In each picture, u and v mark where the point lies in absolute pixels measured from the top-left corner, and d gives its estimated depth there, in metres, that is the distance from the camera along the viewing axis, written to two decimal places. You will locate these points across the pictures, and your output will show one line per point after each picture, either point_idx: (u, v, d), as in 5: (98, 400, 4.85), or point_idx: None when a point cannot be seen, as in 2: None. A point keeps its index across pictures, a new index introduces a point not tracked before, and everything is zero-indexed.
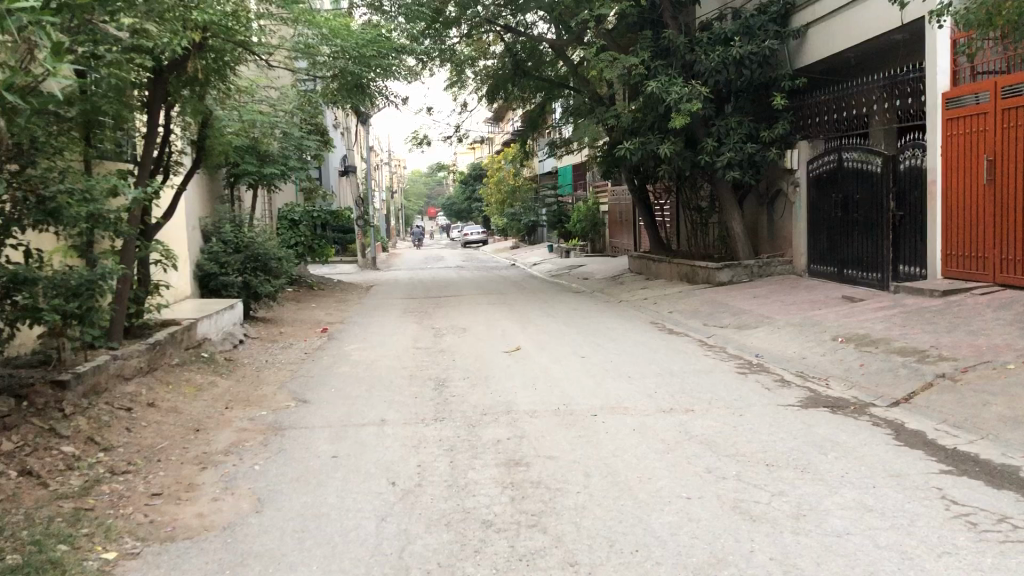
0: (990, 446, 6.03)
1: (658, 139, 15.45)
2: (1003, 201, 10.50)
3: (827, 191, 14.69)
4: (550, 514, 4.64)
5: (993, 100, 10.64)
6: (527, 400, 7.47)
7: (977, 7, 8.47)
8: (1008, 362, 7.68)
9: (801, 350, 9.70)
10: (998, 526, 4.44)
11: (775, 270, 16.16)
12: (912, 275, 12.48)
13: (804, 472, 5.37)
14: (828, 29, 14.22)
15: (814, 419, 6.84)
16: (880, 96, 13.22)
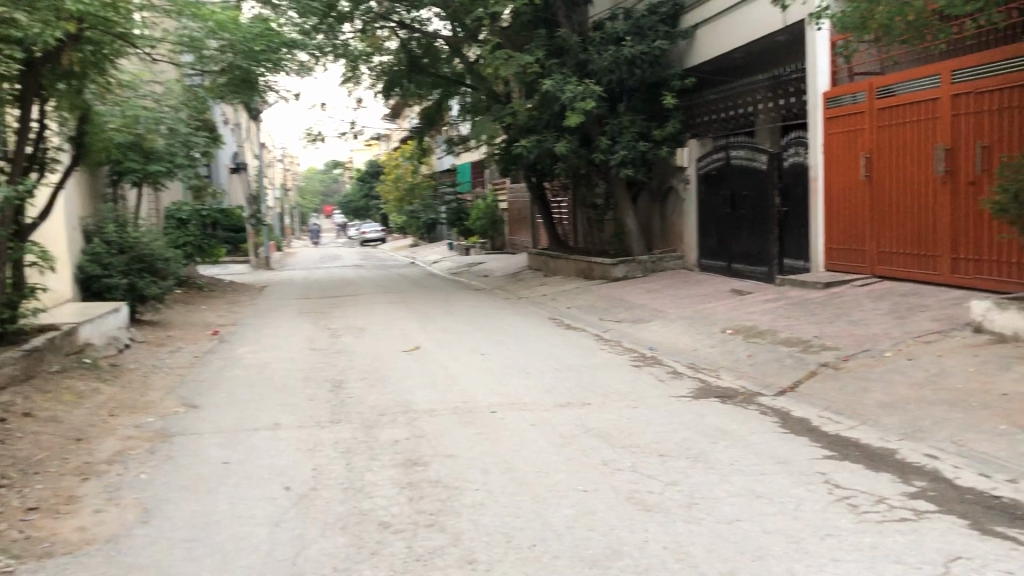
0: (870, 430, 6.32)
1: (554, 137, 15.58)
2: (882, 195, 11.00)
3: (717, 188, 15.14)
4: (449, 512, 4.63)
5: (869, 100, 11.13)
6: (425, 399, 7.42)
7: (851, 11, 8.90)
8: (885, 350, 8.06)
9: (693, 343, 9.96)
10: (877, 507, 4.65)
11: (668, 265, 16.55)
12: (796, 269, 12.98)
13: (697, 462, 5.51)
14: (716, 30, 14.68)
15: (705, 409, 7.04)
16: (765, 96, 13.71)
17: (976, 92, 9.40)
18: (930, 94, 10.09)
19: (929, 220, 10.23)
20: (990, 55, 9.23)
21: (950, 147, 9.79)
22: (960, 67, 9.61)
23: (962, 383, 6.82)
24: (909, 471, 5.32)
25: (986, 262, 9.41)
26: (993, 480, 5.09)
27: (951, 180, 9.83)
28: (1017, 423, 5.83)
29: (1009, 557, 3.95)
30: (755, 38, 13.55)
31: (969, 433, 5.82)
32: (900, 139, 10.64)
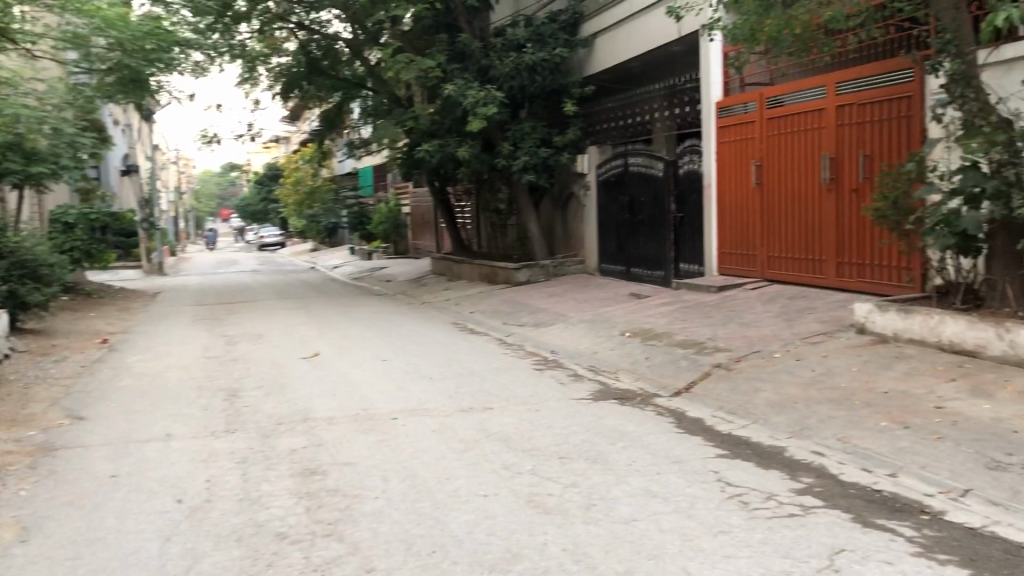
0: (760, 429, 6.54)
1: (456, 141, 15.58)
2: (772, 202, 11.39)
3: (616, 194, 15.42)
4: (347, 521, 4.57)
5: (759, 110, 11.53)
6: (325, 406, 7.31)
7: (741, 23, 9.18)
8: (775, 351, 8.36)
9: (592, 346, 10.10)
10: (766, 504, 4.81)
11: (569, 269, 16.75)
12: (692, 273, 13.34)
13: (595, 464, 5.59)
14: (614, 39, 14.98)
15: (604, 411, 7.16)
16: (662, 105, 14.05)
17: (859, 104, 9.83)
18: (816, 105, 10.51)
19: (816, 226, 10.64)
20: (871, 69, 9.67)
21: (835, 155, 10.20)
22: (844, 79, 10.03)
23: (846, 382, 7.13)
24: (797, 468, 5.53)
25: (868, 266, 9.84)
26: (874, 474, 5.34)
27: (836, 188, 10.23)
28: (896, 419, 6.13)
29: (889, 548, 4.14)
30: (651, 48, 13.87)
31: (852, 430, 6.08)
32: (789, 147, 11.04)
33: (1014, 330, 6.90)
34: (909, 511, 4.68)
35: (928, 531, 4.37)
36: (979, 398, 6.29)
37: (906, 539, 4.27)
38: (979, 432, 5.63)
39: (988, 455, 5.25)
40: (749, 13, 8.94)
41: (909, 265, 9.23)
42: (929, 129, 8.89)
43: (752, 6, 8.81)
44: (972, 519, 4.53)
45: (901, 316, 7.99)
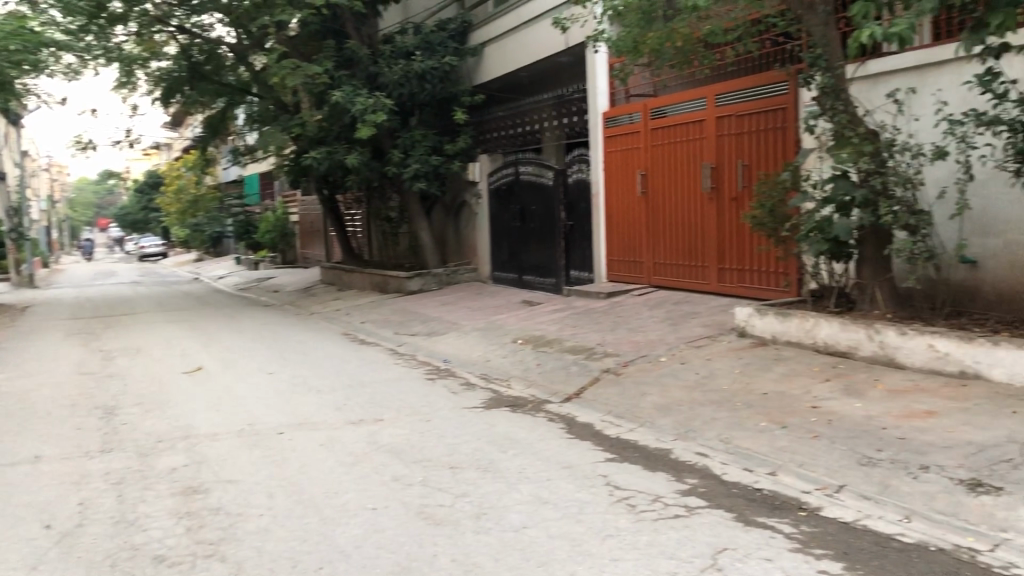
0: (647, 432, 6.67)
1: (345, 149, 15.36)
2: (657, 210, 11.68)
3: (507, 202, 15.51)
4: (230, 540, 4.43)
5: (644, 120, 11.82)
6: (208, 423, 7.06)
7: (624, 35, 9.41)
8: (661, 356, 8.55)
9: (485, 353, 10.12)
10: (653, 506, 4.91)
11: (462, 277, 16.74)
12: (582, 280, 13.52)
13: (487, 472, 5.58)
14: (503, 48, 15.11)
15: (495, 419, 7.15)
16: (550, 115, 14.22)
17: (737, 115, 10.18)
18: (697, 116, 10.84)
19: (699, 234, 10.95)
20: (748, 82, 10.04)
21: (716, 165, 10.53)
22: (723, 92, 10.38)
23: (728, 384, 7.36)
24: (682, 469, 5.67)
25: (748, 272, 10.18)
26: (755, 473, 5.52)
27: (717, 196, 10.56)
28: (775, 419, 6.35)
29: (769, 545, 4.28)
30: (538, 58, 14.06)
31: (734, 431, 6.27)
32: (672, 157, 11.35)
33: (882, 331, 7.25)
34: (787, 508, 4.85)
35: (805, 528, 4.54)
36: (851, 397, 6.57)
37: (785, 536, 4.42)
38: (852, 430, 5.88)
39: (860, 451, 5.49)
40: (632, 25, 9.17)
41: (786, 270, 9.61)
42: (802, 140, 9.27)
43: (635, 18, 9.03)
44: (845, 514, 4.73)
45: (779, 320, 8.30)
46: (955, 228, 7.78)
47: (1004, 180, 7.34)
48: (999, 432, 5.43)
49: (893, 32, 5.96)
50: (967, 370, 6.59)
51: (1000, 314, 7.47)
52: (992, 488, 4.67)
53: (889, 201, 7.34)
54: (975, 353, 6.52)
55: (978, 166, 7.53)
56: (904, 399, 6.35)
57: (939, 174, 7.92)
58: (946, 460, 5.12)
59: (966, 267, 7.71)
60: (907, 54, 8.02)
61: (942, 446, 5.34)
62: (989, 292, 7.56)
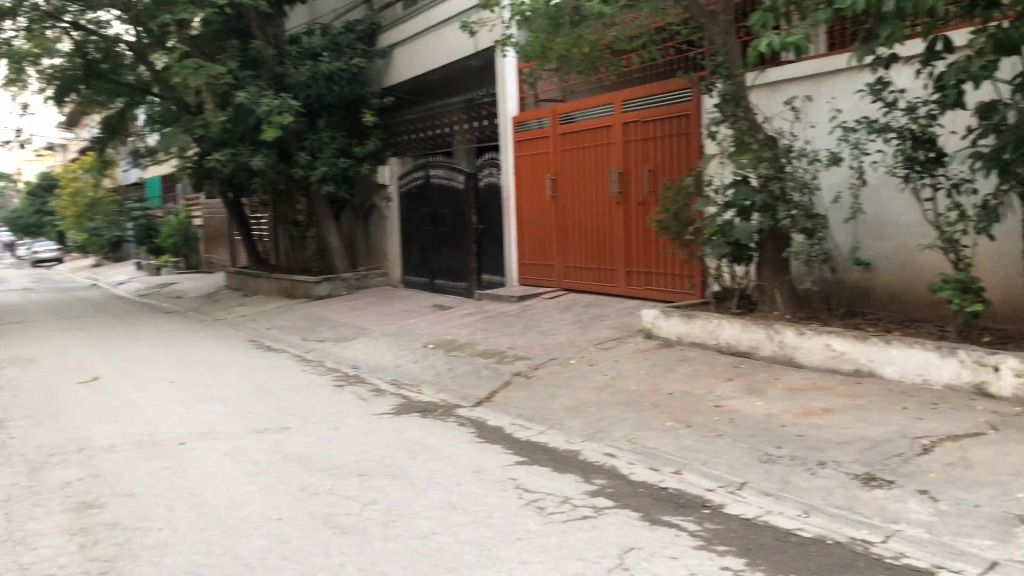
0: (557, 434, 6.71)
1: (250, 151, 15.03)
2: (567, 213, 11.79)
3: (417, 206, 15.43)
4: (127, 556, 4.27)
5: (553, 125, 11.93)
6: (105, 434, 6.80)
7: (531, 41, 9.48)
8: (571, 358, 8.63)
9: (395, 359, 10.03)
10: (562, 508, 4.94)
11: (372, 281, 16.57)
12: (493, 283, 13.55)
13: (396, 479, 5.53)
14: (412, 51, 15.04)
15: (404, 425, 7.09)
16: (460, 118, 14.21)
17: (643, 122, 10.36)
18: (604, 121, 10.98)
19: (607, 237, 11.09)
20: (654, 89, 10.23)
21: (623, 169, 10.68)
22: (629, 98, 10.54)
23: (635, 385, 7.47)
24: (590, 471, 5.72)
25: (654, 275, 10.36)
26: (661, 473, 5.61)
27: (624, 200, 10.72)
28: (680, 419, 6.48)
29: (674, 544, 4.35)
30: (447, 61, 14.05)
31: (641, 431, 6.36)
32: (581, 162, 11.47)
33: (782, 331, 7.48)
34: (692, 506, 4.95)
35: (709, 525, 4.64)
36: (752, 396, 6.75)
37: (690, 533, 4.51)
38: (753, 428, 6.04)
39: (761, 449, 5.64)
40: (539, 31, 9.26)
41: (690, 273, 9.81)
42: (705, 146, 9.49)
43: (542, 23, 9.11)
44: (747, 510, 4.85)
45: (684, 321, 8.47)
46: (850, 231, 8.07)
47: (894, 185, 7.65)
48: (890, 428, 5.65)
49: (789, 41, 6.17)
50: (861, 368, 6.85)
51: (892, 313, 7.79)
52: (885, 481, 4.86)
53: (787, 205, 7.57)
54: (869, 351, 6.79)
55: (870, 171, 7.83)
56: (803, 397, 6.56)
57: (834, 179, 8.21)
58: (842, 455, 5.30)
59: (860, 269, 8.02)
60: (804, 63, 8.30)
61: (838, 442, 5.53)
62: (881, 293, 7.88)
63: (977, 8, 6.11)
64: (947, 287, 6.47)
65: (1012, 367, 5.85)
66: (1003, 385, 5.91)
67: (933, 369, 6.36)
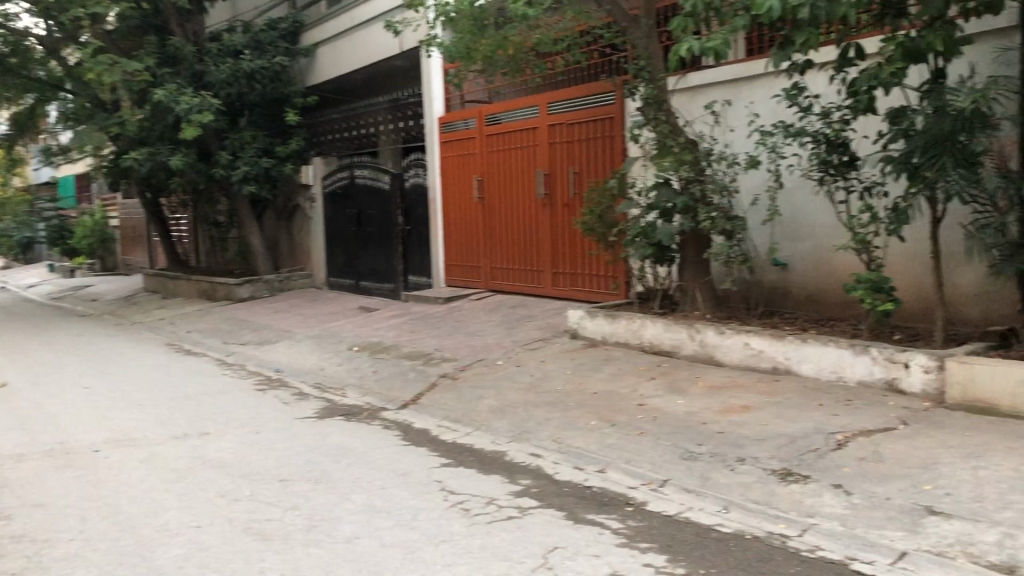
0: (483, 435, 6.71)
1: (168, 150, 14.65)
2: (494, 214, 11.81)
3: (342, 207, 15.25)
4: (34, 569, 4.11)
5: (479, 126, 11.94)
6: (12, 444, 6.53)
7: (456, 41, 9.46)
8: (497, 359, 8.64)
9: (319, 362, 9.88)
10: (487, 509, 4.93)
11: (295, 283, 16.32)
12: (420, 285, 13.47)
13: (319, 484, 5.45)
14: (336, 50, 14.86)
15: (328, 429, 6.99)
16: (385, 118, 14.10)
17: (567, 124, 10.44)
18: (530, 123, 11.04)
19: (533, 238, 11.15)
20: (577, 91, 10.32)
21: (549, 172, 10.75)
22: (554, 100, 10.61)
23: (561, 385, 7.51)
24: (516, 471, 5.73)
25: (580, 275, 10.44)
26: (585, 472, 5.65)
27: (550, 202, 10.78)
28: (605, 418, 6.54)
29: (598, 542, 4.39)
30: (372, 60, 13.93)
31: (566, 431, 6.41)
32: (507, 163, 11.50)
33: (703, 330, 7.62)
34: (615, 505, 5.00)
35: (632, 523, 4.69)
36: (675, 394, 6.86)
37: (613, 531, 4.55)
38: (675, 426, 6.14)
39: (682, 446, 5.74)
40: (464, 32, 9.25)
41: (614, 274, 9.92)
42: (629, 148, 9.62)
43: (466, 24, 9.11)
44: (669, 507, 4.92)
45: (609, 322, 8.56)
46: (767, 233, 8.27)
47: (810, 188, 7.87)
48: (807, 424, 5.80)
49: (709, 46, 6.32)
50: (779, 365, 7.02)
51: (808, 313, 8.00)
52: (801, 476, 4.99)
53: (707, 207, 7.71)
54: (786, 349, 6.96)
55: (786, 175, 8.04)
56: (724, 395, 6.69)
57: (752, 182, 8.40)
58: (760, 451, 5.43)
59: (778, 270, 8.21)
60: (723, 68, 8.47)
61: (756, 438, 5.66)
62: (798, 293, 8.09)
63: (886, 16, 6.33)
64: (860, 287, 6.67)
65: (920, 363, 6.07)
66: (912, 381, 6.13)
67: (847, 367, 6.54)
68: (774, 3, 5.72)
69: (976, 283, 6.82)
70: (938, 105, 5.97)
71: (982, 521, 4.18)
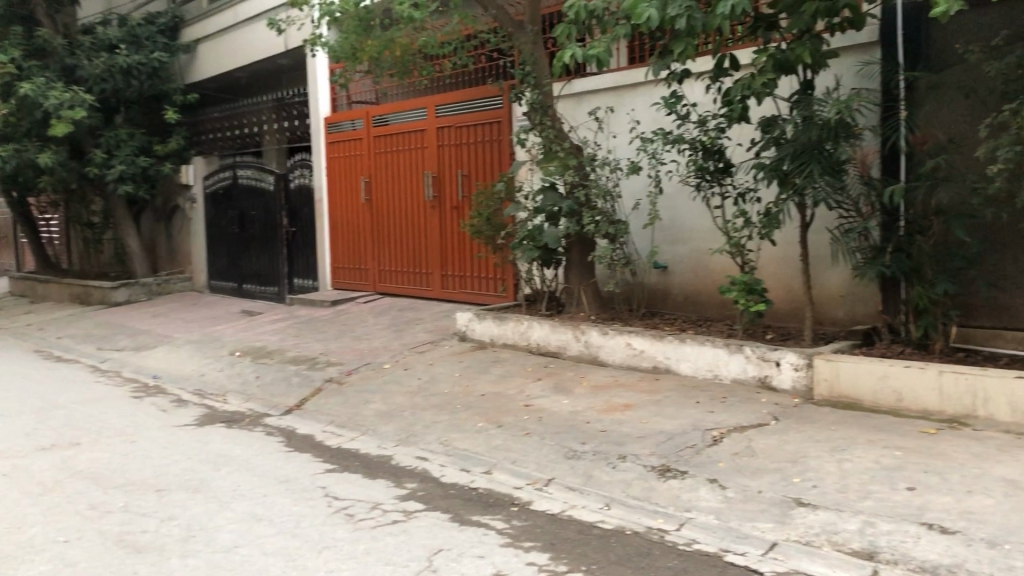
0: (369, 440, 6.65)
1: (36, 147, 13.92)
2: (381, 216, 11.74)
3: (224, 207, 14.84)
4: None
5: (366, 127, 11.84)
6: None
7: (341, 42, 9.35)
8: (384, 362, 8.57)
9: (199, 367, 9.59)
10: (372, 514, 4.90)
11: (174, 286, 15.80)
12: (305, 288, 13.27)
13: (197, 493, 5.29)
14: (218, 47, 14.47)
15: (208, 437, 6.79)
16: (270, 118, 13.82)
17: (455, 126, 10.47)
18: (418, 126, 11.02)
19: (421, 241, 11.12)
20: (465, 94, 10.35)
21: (437, 174, 10.74)
22: (442, 103, 10.62)
23: (448, 388, 7.52)
24: (402, 475, 5.71)
25: (468, 278, 10.48)
26: (471, 473, 5.68)
27: (438, 205, 10.78)
28: (491, 419, 6.59)
29: (483, 543, 4.42)
30: (256, 58, 13.63)
31: (453, 433, 6.42)
32: (395, 165, 11.43)
33: (587, 331, 7.76)
34: (501, 505, 5.05)
35: (516, 522, 4.74)
36: (560, 394, 6.97)
37: (498, 532, 4.60)
38: (560, 425, 6.24)
39: (567, 445, 5.84)
40: (349, 32, 9.14)
41: (502, 276, 9.97)
42: (516, 152, 9.73)
43: (351, 25, 9.03)
44: (553, 506, 5.00)
45: (496, 324, 8.63)
46: (648, 236, 8.49)
47: (688, 193, 8.13)
48: (685, 421, 5.99)
49: (592, 54, 6.45)
50: (659, 364, 7.22)
51: (686, 313, 8.27)
52: (679, 472, 5.15)
53: (592, 211, 7.86)
54: (666, 349, 7.17)
55: (666, 180, 8.28)
56: (606, 394, 6.84)
57: (634, 187, 8.62)
58: (640, 448, 5.57)
59: (658, 272, 8.45)
60: (606, 75, 8.66)
61: (636, 436, 5.81)
62: (677, 294, 8.35)
63: (758, 30, 6.60)
64: (734, 288, 6.93)
65: (790, 361, 6.35)
66: (783, 379, 6.41)
67: (722, 365, 6.79)
68: (653, 14, 5.88)
69: (842, 285, 7.20)
70: (806, 115, 6.25)
71: (845, 510, 4.41)
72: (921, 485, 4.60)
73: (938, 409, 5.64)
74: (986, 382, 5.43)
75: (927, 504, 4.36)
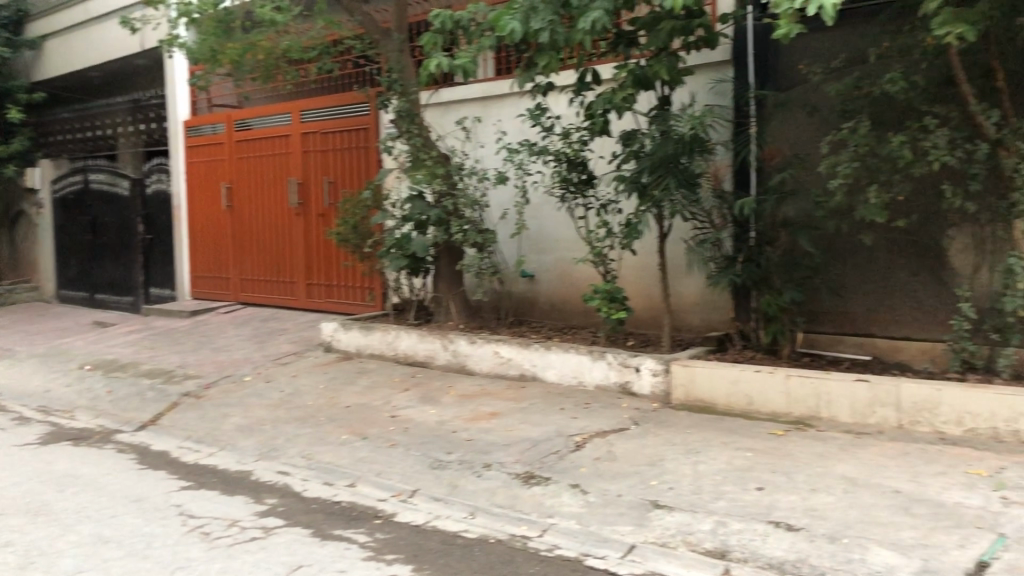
0: (228, 455, 6.43)
1: None
2: (243, 223, 11.41)
3: (74, 213, 14.06)
4: None
5: (228, 132, 11.49)
6: None
7: (199, 43, 9.02)
8: (245, 375, 8.32)
9: (44, 383, 9.04)
10: (229, 531, 4.74)
11: (19, 296, 14.85)
12: (163, 297, 12.74)
13: (38, 517, 4.97)
14: (67, 43, 13.72)
15: (51, 456, 6.40)
16: (125, 120, 13.21)
17: (321, 133, 10.30)
18: (282, 131, 10.77)
19: (286, 249, 10.88)
20: (331, 100, 10.19)
21: (301, 181, 10.53)
22: (307, 109, 10.43)
23: (312, 400, 7.36)
24: (262, 490, 5.55)
25: (335, 286, 10.31)
26: (335, 486, 5.58)
27: (303, 212, 10.57)
28: (356, 431, 6.49)
29: (344, 557, 4.35)
30: (108, 58, 13.01)
31: (315, 447, 6.29)
32: (259, 171, 11.14)
33: (455, 340, 7.77)
34: (364, 518, 4.98)
35: (378, 535, 4.69)
36: (426, 404, 6.95)
37: (360, 545, 4.53)
38: (425, 435, 6.22)
39: (432, 455, 5.82)
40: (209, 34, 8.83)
41: (370, 285, 9.87)
42: (383, 160, 9.66)
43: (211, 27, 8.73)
44: (417, 517, 4.97)
45: (362, 334, 8.52)
46: (515, 246, 8.58)
47: (554, 204, 8.27)
48: (549, 428, 6.07)
49: (457, 64, 6.46)
50: (526, 372, 7.30)
51: (552, 321, 8.40)
52: (542, 479, 5.21)
53: (460, 220, 7.90)
54: (532, 357, 7.25)
55: (532, 191, 8.39)
56: (472, 403, 6.85)
57: (501, 197, 8.70)
58: (505, 456, 5.62)
59: (525, 281, 8.55)
60: (473, 86, 8.71)
61: (502, 444, 5.85)
62: (544, 302, 8.47)
63: (619, 45, 6.78)
64: (597, 297, 7.08)
65: (649, 367, 6.55)
66: (642, 384, 6.59)
67: (586, 372, 6.92)
68: (515, 27, 5.96)
69: (698, 293, 7.48)
70: (663, 129, 6.47)
71: (698, 512, 4.58)
72: (769, 485, 4.82)
73: (785, 411, 5.93)
74: (829, 385, 5.75)
75: (773, 503, 4.58)
